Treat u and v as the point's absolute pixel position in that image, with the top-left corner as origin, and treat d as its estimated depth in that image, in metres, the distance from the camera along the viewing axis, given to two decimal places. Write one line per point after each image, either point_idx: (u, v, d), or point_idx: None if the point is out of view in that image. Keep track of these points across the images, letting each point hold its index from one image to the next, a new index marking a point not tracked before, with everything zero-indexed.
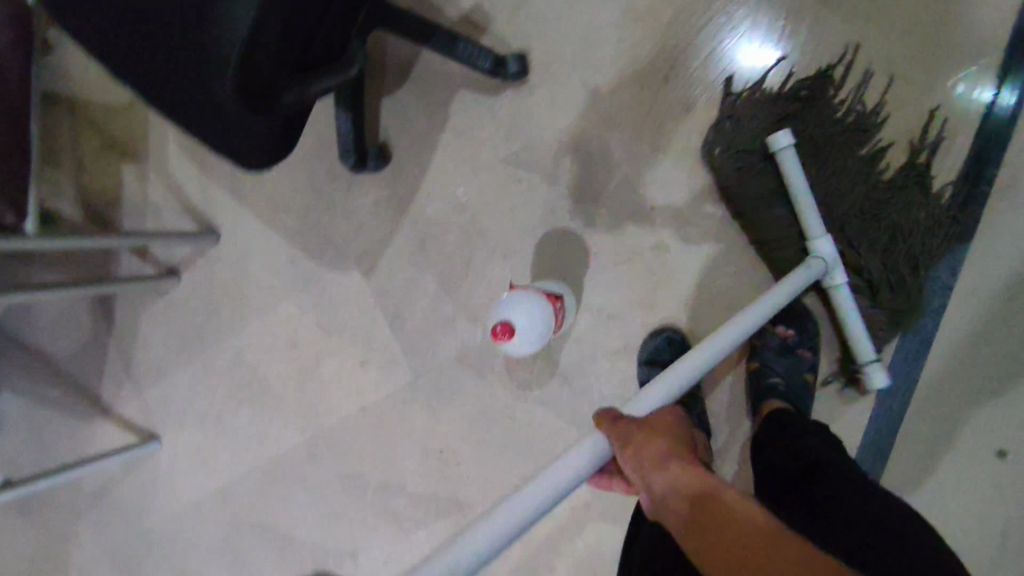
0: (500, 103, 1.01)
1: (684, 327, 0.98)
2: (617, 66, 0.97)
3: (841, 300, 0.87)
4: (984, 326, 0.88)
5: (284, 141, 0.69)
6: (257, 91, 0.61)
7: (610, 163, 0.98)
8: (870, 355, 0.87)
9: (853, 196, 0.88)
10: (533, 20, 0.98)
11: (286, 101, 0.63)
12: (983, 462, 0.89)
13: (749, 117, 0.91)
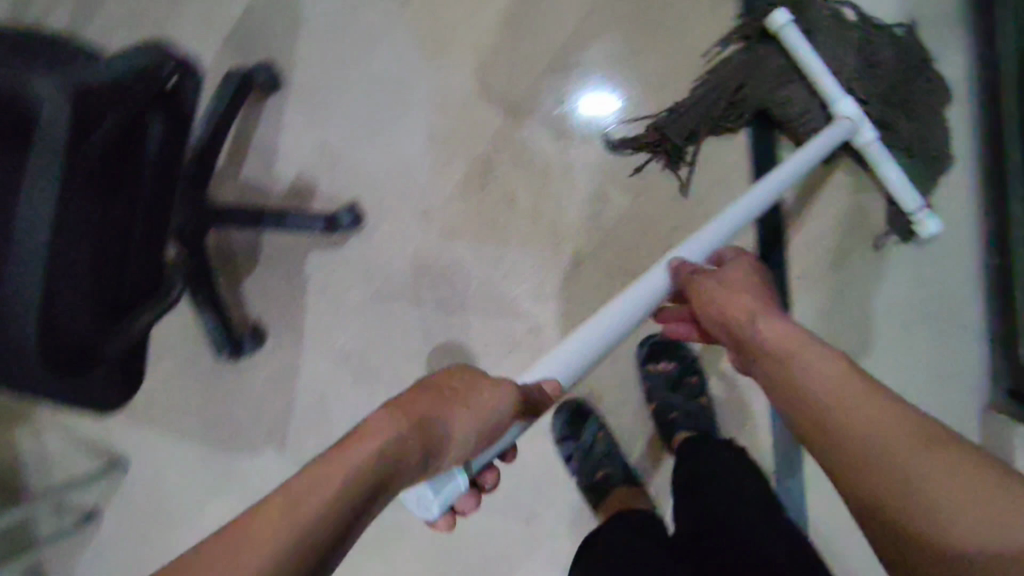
0: (349, 250, 1.07)
1: (585, 392, 1.01)
2: (438, 185, 1.04)
3: (879, 154, 0.86)
4: (833, 295, 0.92)
5: (130, 374, 0.69)
6: (84, 352, 0.60)
7: (463, 270, 1.03)
8: (916, 201, 0.86)
9: (894, 60, 0.89)
10: (351, 171, 1.06)
11: (114, 349, 0.64)
12: None
13: (569, 188, 0.99)
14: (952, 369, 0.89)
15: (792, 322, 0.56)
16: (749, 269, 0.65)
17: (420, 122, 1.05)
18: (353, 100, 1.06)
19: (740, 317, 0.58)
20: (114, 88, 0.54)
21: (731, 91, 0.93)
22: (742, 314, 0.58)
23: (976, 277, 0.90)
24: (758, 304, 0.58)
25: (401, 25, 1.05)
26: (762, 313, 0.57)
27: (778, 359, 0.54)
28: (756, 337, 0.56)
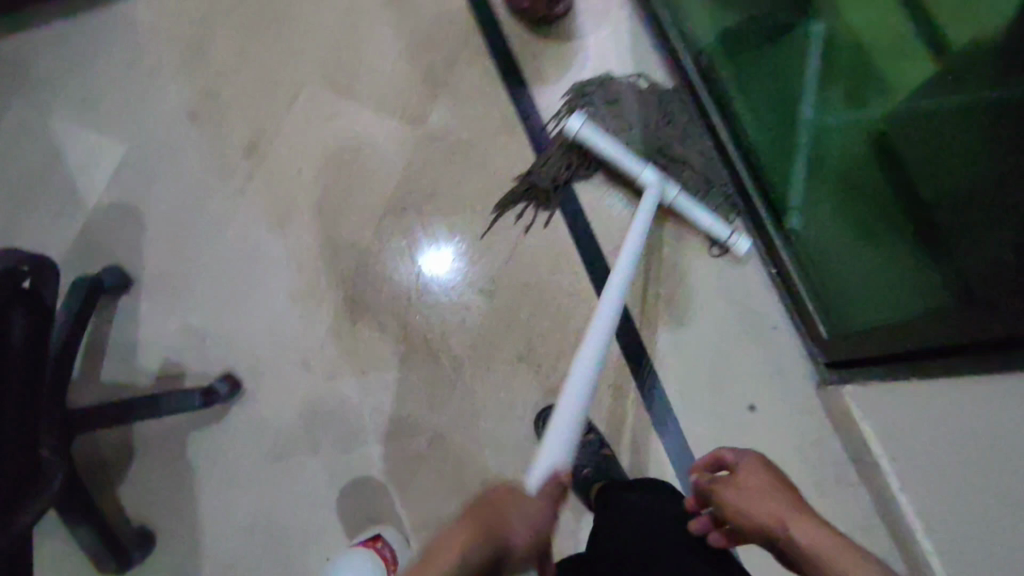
0: (234, 421, 1.07)
1: (497, 485, 1.05)
2: (309, 333, 1.10)
3: (686, 205, 1.09)
4: (669, 330, 1.10)
5: None
6: None
7: (353, 405, 1.08)
8: (725, 232, 1.09)
9: (691, 106, 1.18)
10: (220, 344, 1.09)
11: None
12: (749, 423, 1.06)
13: (435, 303, 1.11)
14: (779, 361, 1.07)
15: (822, 525, 0.60)
16: (765, 475, 0.67)
17: (277, 282, 1.12)
18: (211, 278, 1.12)
19: (776, 526, 0.62)
20: None
21: (572, 160, 1.14)
22: (774, 523, 0.62)
23: (772, 286, 1.11)
24: (788, 510, 0.62)
25: (242, 202, 1.15)
26: (794, 520, 0.61)
27: (753, 491, 0.66)
28: (788, 542, 0.61)
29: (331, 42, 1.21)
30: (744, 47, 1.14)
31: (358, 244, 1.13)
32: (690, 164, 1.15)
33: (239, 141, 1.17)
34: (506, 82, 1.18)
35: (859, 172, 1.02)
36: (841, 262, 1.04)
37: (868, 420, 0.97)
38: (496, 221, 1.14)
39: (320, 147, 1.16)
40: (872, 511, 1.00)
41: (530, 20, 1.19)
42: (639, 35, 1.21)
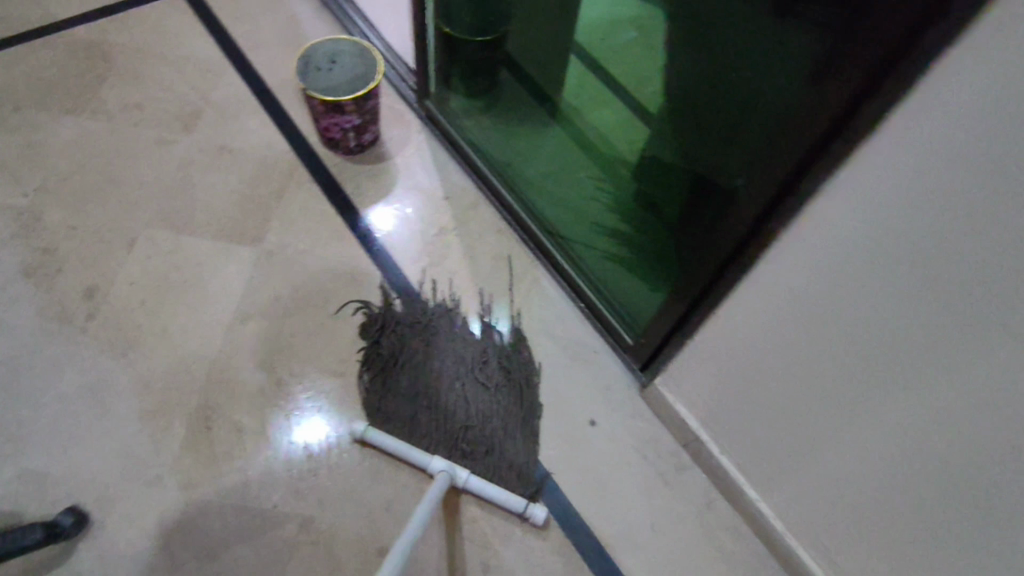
0: (79, 558, 1.00)
1: (374, 554, 1.05)
2: (162, 450, 1.10)
3: (478, 486, 1.09)
4: (514, 368, 1.23)
5: None
6: None
7: (214, 511, 1.06)
8: (520, 503, 1.08)
9: (489, 194, 1.44)
10: (63, 482, 1.05)
11: None
12: (595, 437, 1.19)
13: (296, 456, 1.12)
14: (605, 377, 1.25)
15: None
16: None
17: (124, 408, 1.13)
18: (49, 418, 1.10)
19: None
20: None
21: (395, 360, 1.22)
22: None
23: (585, 319, 1.31)
24: None
25: (82, 341, 1.18)
26: None
27: None
28: None
29: (165, 194, 1.35)
30: (518, 150, 1.47)
31: (207, 357, 1.19)
32: (500, 238, 1.40)
33: (76, 287, 1.23)
34: (333, 201, 1.38)
35: (611, 219, 1.29)
36: (622, 287, 1.27)
37: (680, 401, 1.14)
38: (342, 311, 1.27)
39: (161, 279, 1.26)
40: (707, 483, 1.15)
41: (346, 150, 1.43)
42: (439, 153, 1.50)
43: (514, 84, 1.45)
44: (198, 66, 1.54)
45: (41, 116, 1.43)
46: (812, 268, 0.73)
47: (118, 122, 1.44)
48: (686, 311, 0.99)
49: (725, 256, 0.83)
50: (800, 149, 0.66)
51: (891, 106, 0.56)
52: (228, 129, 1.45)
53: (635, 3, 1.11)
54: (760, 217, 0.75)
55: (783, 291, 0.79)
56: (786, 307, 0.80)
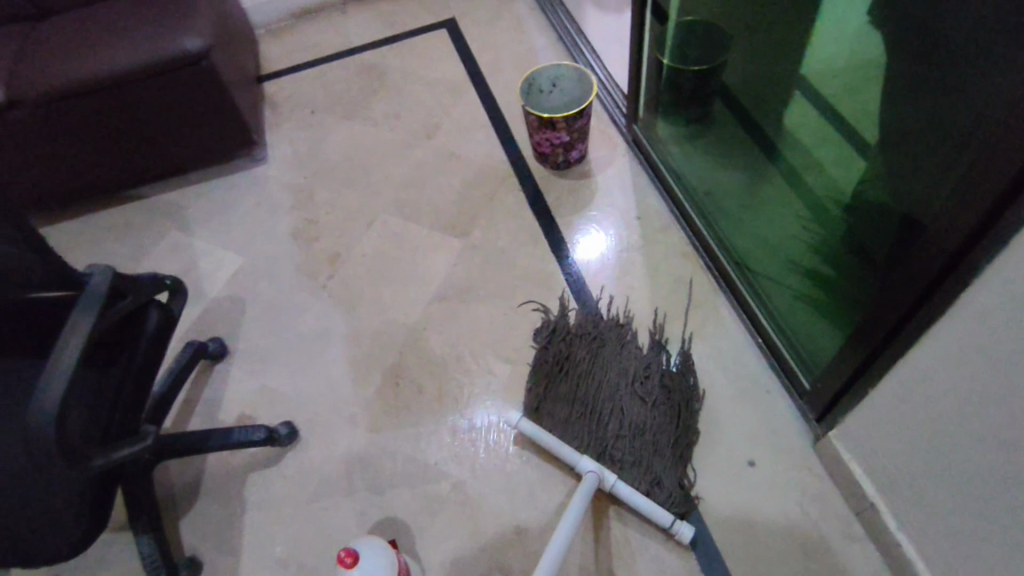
0: (286, 464, 1.23)
1: (511, 529, 1.12)
2: (360, 394, 1.30)
3: (625, 492, 1.09)
4: (679, 389, 1.21)
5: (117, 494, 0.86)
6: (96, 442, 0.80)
7: (388, 454, 1.22)
8: (667, 518, 1.06)
9: (682, 219, 1.45)
10: (287, 401, 1.31)
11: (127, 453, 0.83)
12: (753, 477, 1.12)
13: (463, 426, 1.24)
14: (775, 419, 1.17)
15: None
16: None
17: (340, 354, 1.36)
18: (287, 350, 1.38)
19: None
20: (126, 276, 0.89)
21: (561, 360, 1.28)
22: None
23: (762, 355, 1.25)
24: None
25: (321, 295, 1.45)
26: None
27: None
28: None
29: (402, 188, 1.61)
30: (722, 182, 1.48)
31: (407, 326, 1.38)
32: (687, 262, 1.40)
33: (325, 253, 1.52)
34: (536, 209, 1.52)
35: (808, 256, 1.22)
36: (807, 327, 1.19)
37: (856, 459, 1.04)
38: (524, 308, 1.38)
39: (386, 256, 1.49)
40: (880, 559, 1.02)
41: (554, 165, 1.56)
42: (639, 177, 1.55)
43: (725, 115, 1.45)
44: (445, 87, 1.81)
45: (327, 119, 1.80)
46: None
47: (378, 128, 1.75)
48: (875, 350, 0.91)
49: (928, 280, 0.77)
50: (1021, 158, 0.61)
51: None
52: (460, 139, 1.68)
53: (874, 43, 1.01)
54: (975, 232, 0.69)
55: (995, 323, 0.71)
56: (998, 345, 0.72)
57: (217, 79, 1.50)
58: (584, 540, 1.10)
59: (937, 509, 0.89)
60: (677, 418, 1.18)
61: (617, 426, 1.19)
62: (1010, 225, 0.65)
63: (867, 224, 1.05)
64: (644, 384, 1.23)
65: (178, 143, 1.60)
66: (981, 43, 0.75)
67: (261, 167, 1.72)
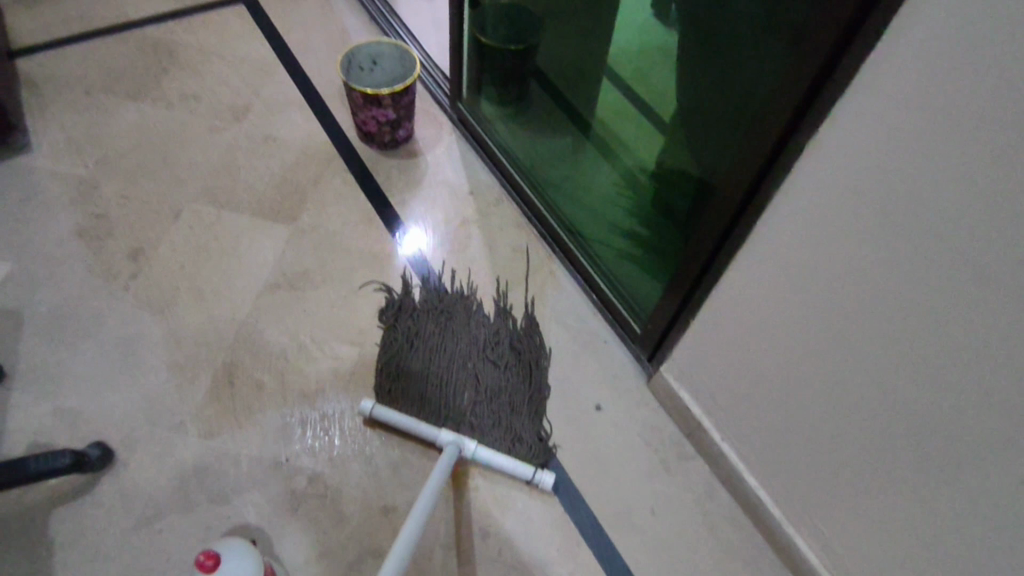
0: (102, 492, 1.06)
1: (378, 511, 1.08)
2: (187, 399, 1.16)
3: (486, 456, 1.12)
4: (527, 353, 1.27)
5: None
6: None
7: (230, 458, 1.11)
8: (529, 471, 1.12)
9: (513, 194, 1.51)
10: (93, 421, 1.12)
11: None
12: (600, 421, 1.22)
13: (314, 417, 1.17)
14: (613, 367, 1.28)
15: None
16: None
17: (156, 359, 1.20)
18: (87, 362, 1.18)
19: None
20: None
21: (410, 338, 1.26)
22: None
23: (597, 312, 1.35)
24: None
25: (124, 297, 1.27)
26: None
27: None
28: None
29: (212, 174, 1.46)
30: (544, 156, 1.56)
31: (237, 319, 1.26)
32: (523, 232, 1.46)
33: (124, 249, 1.33)
34: (367, 189, 1.48)
35: (628, 218, 1.36)
36: (633, 281, 1.32)
37: (684, 388, 1.17)
38: (365, 289, 1.33)
39: (201, 247, 1.35)
40: (709, 471, 1.17)
41: (381, 145, 1.53)
42: (468, 155, 1.58)
43: (542, 96, 1.55)
44: (252, 66, 1.68)
45: (107, 101, 1.57)
46: (801, 221, 0.78)
47: (175, 109, 1.57)
48: (691, 288, 1.03)
49: (726, 222, 0.89)
50: (790, 107, 0.72)
51: (867, 51, 0.62)
52: (274, 120, 1.57)
53: (660, 34, 1.21)
54: (756, 179, 0.82)
55: (775, 249, 0.83)
56: (778, 268, 0.84)
57: None
58: (453, 507, 1.11)
59: (749, 417, 1.04)
60: (529, 378, 1.24)
61: (473, 392, 1.21)
62: (786, 164, 0.76)
63: (676, 183, 1.19)
64: (494, 351, 1.26)
65: None
66: (751, 14, 0.88)
67: (26, 157, 1.45)
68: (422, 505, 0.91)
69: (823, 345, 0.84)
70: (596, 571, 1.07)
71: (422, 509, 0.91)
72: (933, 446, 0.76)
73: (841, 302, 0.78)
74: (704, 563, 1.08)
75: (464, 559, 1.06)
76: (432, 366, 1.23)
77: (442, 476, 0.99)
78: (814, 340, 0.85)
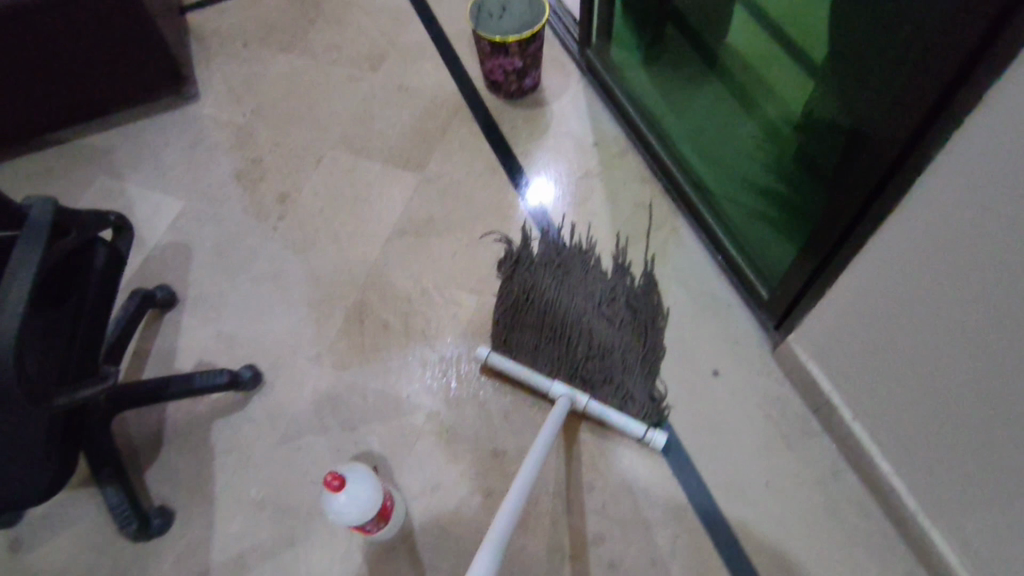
0: (252, 408, 1.20)
1: (489, 452, 1.13)
2: (323, 333, 1.27)
3: (598, 410, 1.12)
4: (643, 313, 1.24)
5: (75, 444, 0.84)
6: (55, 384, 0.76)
7: (358, 390, 1.21)
8: (641, 429, 1.10)
9: (639, 146, 1.45)
10: (246, 346, 1.26)
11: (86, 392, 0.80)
12: (716, 386, 1.17)
13: (433, 359, 1.23)
14: (736, 332, 1.22)
15: None
16: None
17: (298, 294, 1.32)
18: (241, 294, 1.33)
19: None
20: (65, 213, 0.83)
21: (526, 289, 1.27)
22: None
23: (722, 273, 1.29)
24: None
25: (272, 236, 1.39)
26: None
27: None
28: None
29: (349, 122, 1.54)
30: (674, 104, 1.47)
31: (368, 262, 1.35)
32: (647, 187, 1.41)
33: (273, 192, 1.45)
34: (491, 140, 1.48)
35: (764, 173, 1.26)
36: (765, 241, 1.23)
37: (812, 359, 1.09)
38: (485, 239, 1.36)
39: (338, 192, 1.44)
40: (834, 450, 1.09)
41: (507, 94, 1.52)
42: (594, 104, 1.54)
43: (678, 39, 1.46)
44: (388, 16, 1.72)
45: (261, 52, 1.69)
46: (970, 188, 0.67)
47: (318, 60, 1.66)
48: (828, 253, 0.94)
49: (877, 182, 0.80)
50: (965, 49, 0.61)
51: None
52: (406, 69, 1.61)
53: None
54: (915, 135, 0.71)
55: (936, 216, 0.73)
56: (938, 237, 0.74)
57: (138, 6, 1.37)
58: (561, 457, 1.13)
59: (886, 398, 0.95)
60: (644, 337, 1.22)
61: (586, 347, 1.21)
62: (953, 119, 0.66)
63: (822, 136, 1.08)
64: (610, 308, 1.25)
65: (93, 80, 1.46)
66: None
67: (194, 106, 1.61)
68: (538, 449, 0.93)
69: (984, 327, 0.73)
70: (699, 536, 1.05)
71: (537, 452, 0.93)
72: None
73: (1011, 279, 0.67)
74: (819, 543, 1.03)
75: (568, 508, 1.09)
76: (545, 317, 1.24)
77: (556, 424, 1.01)
78: (973, 321, 0.74)
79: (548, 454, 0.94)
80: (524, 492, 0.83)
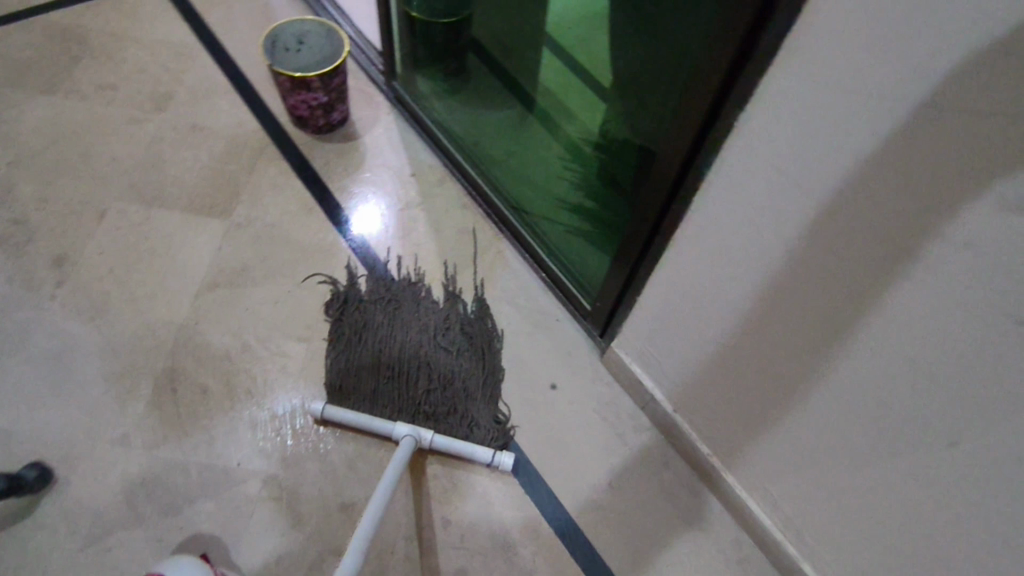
0: (44, 513, 1.02)
1: (336, 507, 1.07)
2: (128, 410, 1.12)
3: (445, 444, 1.11)
4: (478, 338, 1.25)
5: None
6: None
7: (178, 468, 1.08)
8: (489, 454, 1.12)
9: (456, 173, 1.47)
10: (29, 441, 1.07)
11: None
12: (556, 399, 1.22)
13: (264, 420, 1.14)
14: (566, 343, 1.28)
15: None
16: None
17: (92, 371, 1.15)
18: (16, 380, 1.13)
19: None
20: None
21: (357, 329, 1.23)
22: None
23: (547, 289, 1.34)
24: None
25: (51, 307, 1.20)
26: None
27: None
28: None
29: (137, 169, 1.39)
30: (483, 128, 1.51)
31: (175, 323, 1.21)
32: (468, 212, 1.43)
33: (46, 255, 1.26)
34: (304, 178, 1.42)
35: (573, 191, 1.34)
36: (580, 254, 1.30)
37: (634, 361, 1.17)
38: (309, 284, 1.29)
39: (131, 249, 1.28)
40: (664, 441, 1.19)
41: (316, 129, 1.47)
42: (408, 135, 1.53)
43: (481, 69, 1.52)
44: (172, 51, 1.58)
45: (16, 95, 1.46)
46: (733, 205, 0.76)
47: (91, 102, 1.47)
48: (634, 265, 1.03)
49: (663, 201, 0.88)
50: (710, 94, 0.68)
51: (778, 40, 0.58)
52: (200, 108, 1.49)
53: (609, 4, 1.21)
54: (687, 160, 0.79)
55: (710, 228, 0.82)
56: (715, 247, 0.83)
57: None
58: (413, 498, 1.10)
59: (697, 388, 1.06)
60: (482, 362, 1.23)
61: (426, 381, 1.19)
62: (712, 147, 0.74)
63: (622, 155, 1.19)
64: (444, 338, 1.24)
65: None
66: None
67: None
68: (377, 498, 0.88)
69: (758, 320, 0.84)
70: (555, 548, 1.08)
71: (378, 501, 0.88)
72: (862, 416, 0.77)
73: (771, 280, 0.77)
74: (660, 528, 1.11)
75: (425, 550, 1.06)
76: (381, 356, 1.21)
77: (399, 467, 0.98)
78: (750, 316, 0.85)
79: (389, 500, 0.90)
80: (362, 547, 0.79)
